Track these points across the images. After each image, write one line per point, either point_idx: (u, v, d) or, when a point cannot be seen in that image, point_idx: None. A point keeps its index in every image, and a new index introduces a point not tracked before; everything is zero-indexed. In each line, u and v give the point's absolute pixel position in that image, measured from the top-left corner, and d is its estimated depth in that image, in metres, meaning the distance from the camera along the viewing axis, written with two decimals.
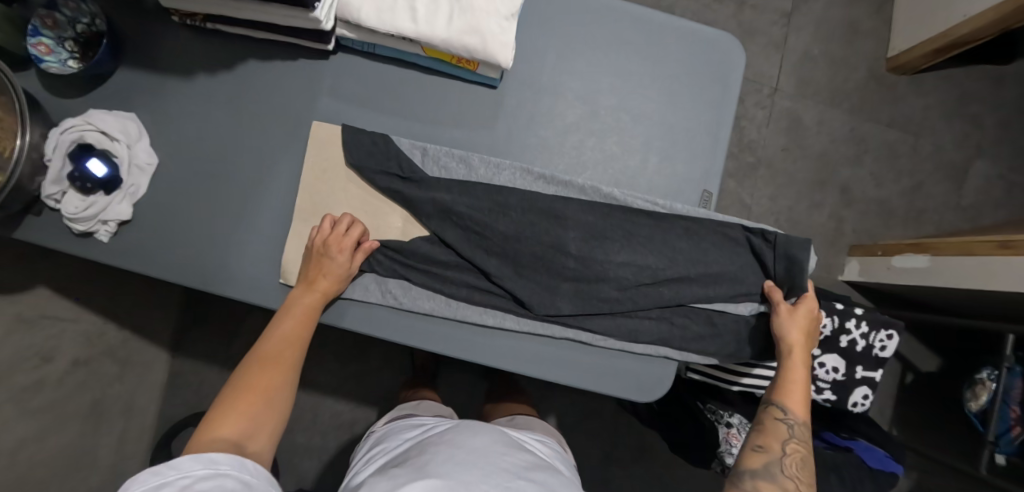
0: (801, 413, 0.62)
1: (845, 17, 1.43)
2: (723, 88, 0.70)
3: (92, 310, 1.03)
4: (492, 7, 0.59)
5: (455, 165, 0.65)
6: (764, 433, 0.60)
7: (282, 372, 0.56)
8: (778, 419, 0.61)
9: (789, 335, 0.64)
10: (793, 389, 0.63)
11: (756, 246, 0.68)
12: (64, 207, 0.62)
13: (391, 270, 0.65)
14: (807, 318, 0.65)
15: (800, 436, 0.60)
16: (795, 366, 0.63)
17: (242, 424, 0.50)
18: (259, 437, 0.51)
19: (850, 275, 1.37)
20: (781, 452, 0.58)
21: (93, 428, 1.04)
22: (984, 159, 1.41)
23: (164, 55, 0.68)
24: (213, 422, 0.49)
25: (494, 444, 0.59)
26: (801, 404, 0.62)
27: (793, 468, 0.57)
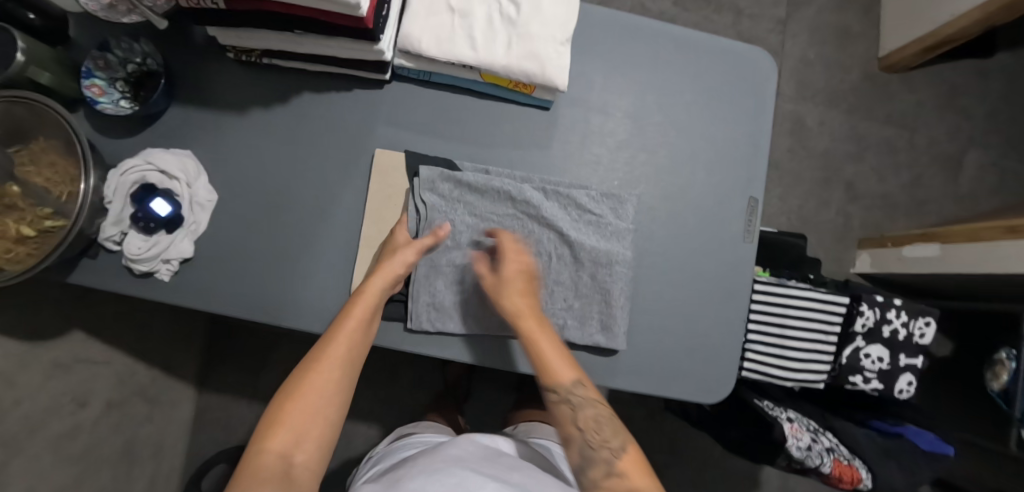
0: (571, 375, 0.59)
1: (836, 22, 1.49)
2: (761, 100, 0.73)
3: (123, 351, 1.01)
4: (549, 33, 0.62)
5: (529, 192, 0.65)
6: (562, 423, 0.58)
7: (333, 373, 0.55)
8: (559, 402, 0.58)
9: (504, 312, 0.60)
10: (552, 361, 0.59)
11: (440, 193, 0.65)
12: (128, 249, 0.61)
13: (461, 291, 0.65)
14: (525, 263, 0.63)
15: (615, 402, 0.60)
16: (534, 328, 0.60)
17: (292, 433, 0.51)
18: (308, 446, 0.51)
19: (862, 267, 1.42)
20: (580, 435, 0.57)
21: (125, 473, 1.01)
22: (975, 149, 1.48)
23: (217, 92, 0.68)
24: (265, 433, 0.50)
25: (475, 453, 0.63)
26: (566, 367, 0.59)
27: (597, 436, 0.57)
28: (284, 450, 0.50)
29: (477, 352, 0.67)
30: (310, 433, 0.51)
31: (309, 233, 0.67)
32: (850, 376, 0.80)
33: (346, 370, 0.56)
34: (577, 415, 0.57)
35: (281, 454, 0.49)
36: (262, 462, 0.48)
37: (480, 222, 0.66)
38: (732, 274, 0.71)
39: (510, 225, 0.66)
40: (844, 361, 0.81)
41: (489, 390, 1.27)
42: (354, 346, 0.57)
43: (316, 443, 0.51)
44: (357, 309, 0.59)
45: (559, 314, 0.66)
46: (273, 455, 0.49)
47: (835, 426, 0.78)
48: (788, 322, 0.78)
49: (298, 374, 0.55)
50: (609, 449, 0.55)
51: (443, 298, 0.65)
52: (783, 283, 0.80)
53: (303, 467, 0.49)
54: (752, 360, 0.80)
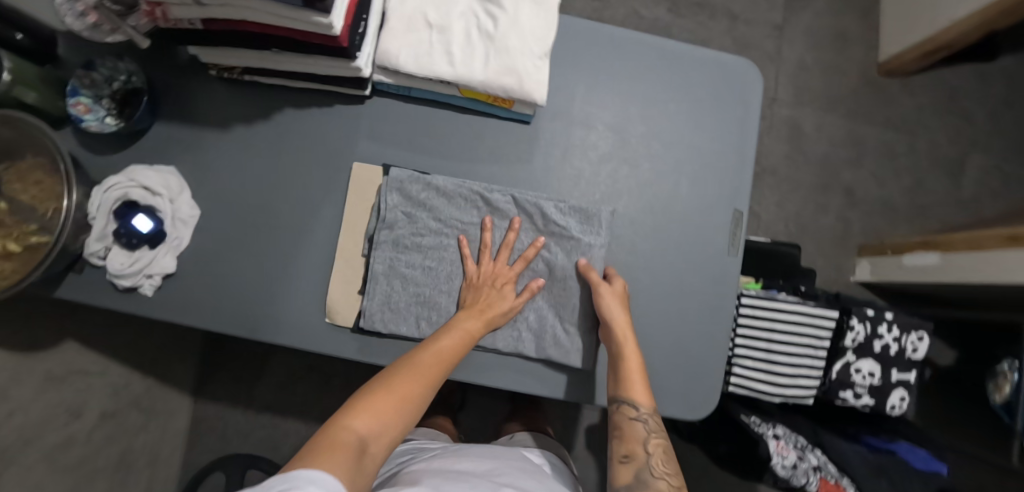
0: (648, 401, 0.62)
1: (833, 26, 1.48)
2: (746, 110, 0.73)
3: (119, 361, 1.02)
4: (527, 47, 0.62)
5: (497, 198, 0.66)
6: (627, 440, 0.61)
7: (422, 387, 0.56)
8: (633, 418, 0.61)
9: (616, 315, 0.62)
10: (635, 380, 0.62)
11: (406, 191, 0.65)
12: (111, 264, 0.62)
13: (420, 300, 0.66)
14: (624, 296, 0.65)
15: (655, 426, 0.61)
16: (629, 346, 0.62)
17: (375, 422, 0.51)
18: (384, 439, 0.50)
19: (862, 275, 1.39)
20: (645, 456, 0.59)
21: (120, 482, 1.02)
22: (977, 153, 1.45)
23: (201, 109, 0.69)
24: (350, 413, 0.50)
25: (483, 464, 0.63)
26: (646, 393, 0.62)
27: (661, 466, 0.59)
28: (363, 435, 0.49)
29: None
30: (387, 430, 0.51)
31: (288, 248, 0.68)
32: (840, 392, 0.79)
33: (431, 387, 0.56)
34: (647, 437, 0.60)
35: (360, 437, 0.48)
36: (343, 437, 0.47)
37: (445, 226, 0.66)
38: (715, 288, 0.71)
39: (472, 232, 0.67)
40: (834, 376, 0.79)
41: (483, 397, 1.27)
42: (444, 369, 0.58)
43: (387, 443, 0.51)
44: (457, 338, 0.60)
45: (521, 324, 0.67)
46: (355, 434, 0.48)
47: (824, 443, 0.78)
48: (776, 336, 0.78)
49: (392, 372, 0.56)
50: (668, 481, 0.57)
51: (398, 299, 0.65)
52: (772, 296, 0.78)
53: (373, 458, 0.49)
54: (740, 375, 0.79)
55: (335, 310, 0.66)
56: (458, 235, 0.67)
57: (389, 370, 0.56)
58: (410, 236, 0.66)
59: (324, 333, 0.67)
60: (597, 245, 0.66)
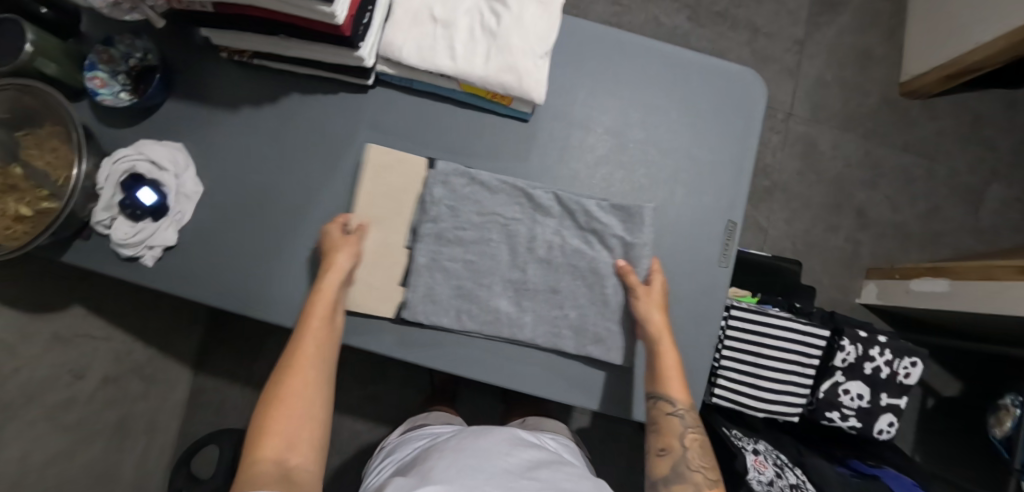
0: (685, 397, 0.63)
1: (856, 44, 1.45)
2: (748, 123, 0.72)
3: (123, 329, 1.05)
4: (527, 46, 0.63)
5: (540, 196, 0.67)
6: (664, 433, 0.63)
7: (309, 379, 0.57)
8: (670, 413, 0.63)
9: (652, 316, 0.64)
10: (672, 377, 0.63)
11: (451, 181, 0.66)
12: (114, 234, 0.65)
13: (457, 290, 0.67)
14: (661, 299, 0.65)
15: (693, 423, 0.63)
16: (667, 347, 0.64)
17: (284, 439, 0.53)
18: (302, 445, 0.53)
19: (867, 297, 1.36)
20: (681, 448, 0.62)
21: (117, 445, 1.05)
22: (998, 182, 1.42)
23: (213, 89, 0.71)
24: (255, 445, 0.52)
25: (498, 446, 0.63)
26: (683, 389, 0.63)
27: (697, 459, 0.61)
28: (279, 457, 0.51)
29: (471, 350, 0.68)
30: (301, 436, 0.54)
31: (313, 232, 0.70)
32: (827, 412, 0.78)
33: (320, 372, 0.58)
34: (685, 433, 0.62)
35: (276, 461, 0.51)
36: (257, 470, 0.50)
37: (489, 218, 0.67)
38: (705, 298, 0.70)
39: (515, 227, 0.67)
40: (821, 395, 0.78)
41: (475, 393, 1.28)
42: (320, 350, 0.59)
43: (309, 446, 0.54)
44: (317, 313, 0.61)
45: (561, 321, 0.67)
46: (269, 463, 0.51)
47: (806, 463, 0.76)
48: (767, 351, 0.77)
49: (276, 382, 0.57)
50: (705, 474, 0.60)
51: (440, 292, 0.66)
52: (764, 310, 0.78)
53: (300, 466, 0.52)
54: (723, 387, 0.79)
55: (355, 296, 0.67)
56: (502, 229, 0.67)
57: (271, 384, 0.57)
58: (454, 230, 0.67)
59: None
60: (639, 244, 0.67)
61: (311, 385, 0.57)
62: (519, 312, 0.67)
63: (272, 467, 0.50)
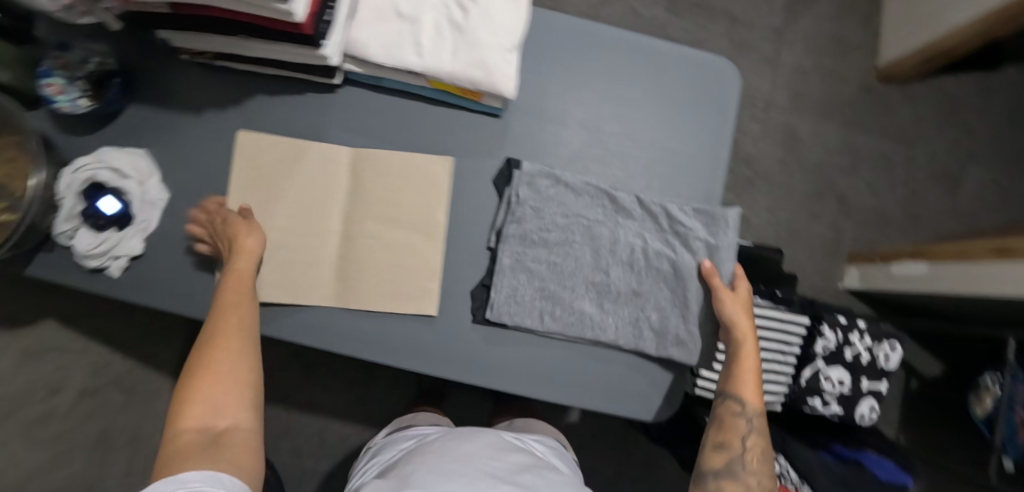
0: (756, 402, 0.64)
1: (834, 32, 1.45)
2: (723, 113, 0.72)
3: (98, 341, 1.02)
4: (496, 40, 0.61)
5: (622, 197, 0.67)
6: (726, 430, 0.64)
7: (233, 346, 0.56)
8: (736, 414, 0.64)
9: (738, 318, 0.65)
10: (747, 379, 0.64)
11: (530, 182, 0.66)
12: (77, 244, 0.62)
13: (540, 293, 0.66)
14: (747, 303, 0.66)
15: (756, 427, 0.64)
16: (749, 349, 0.65)
17: (210, 406, 0.53)
18: (227, 412, 0.53)
19: (851, 283, 1.38)
20: (741, 449, 0.62)
21: (98, 460, 1.03)
22: (976, 165, 1.43)
23: (177, 93, 0.69)
24: (179, 414, 0.52)
25: (481, 450, 0.62)
26: (756, 394, 0.64)
27: (755, 462, 0.62)
28: (205, 424, 0.51)
29: (533, 350, 0.68)
30: (227, 402, 0.54)
31: (320, 223, 0.66)
32: (809, 399, 0.79)
33: (241, 340, 0.57)
34: (747, 434, 0.63)
35: (203, 427, 0.51)
36: (182, 439, 0.50)
37: (571, 221, 0.67)
38: None
39: (599, 229, 0.67)
40: (803, 383, 0.79)
41: (463, 393, 1.27)
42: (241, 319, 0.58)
43: (237, 407, 0.54)
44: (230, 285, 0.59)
45: (643, 322, 0.67)
46: (195, 432, 0.51)
47: (787, 450, 0.77)
48: None
49: (199, 352, 0.56)
50: (760, 479, 0.61)
51: (524, 294, 0.66)
52: None
53: (229, 431, 0.52)
54: (707, 378, 0.79)
55: (345, 294, 0.66)
56: (585, 232, 0.67)
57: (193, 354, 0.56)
58: (538, 232, 0.66)
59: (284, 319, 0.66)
60: (723, 247, 0.67)
61: (233, 353, 0.56)
62: (601, 312, 0.67)
63: (197, 434, 0.50)
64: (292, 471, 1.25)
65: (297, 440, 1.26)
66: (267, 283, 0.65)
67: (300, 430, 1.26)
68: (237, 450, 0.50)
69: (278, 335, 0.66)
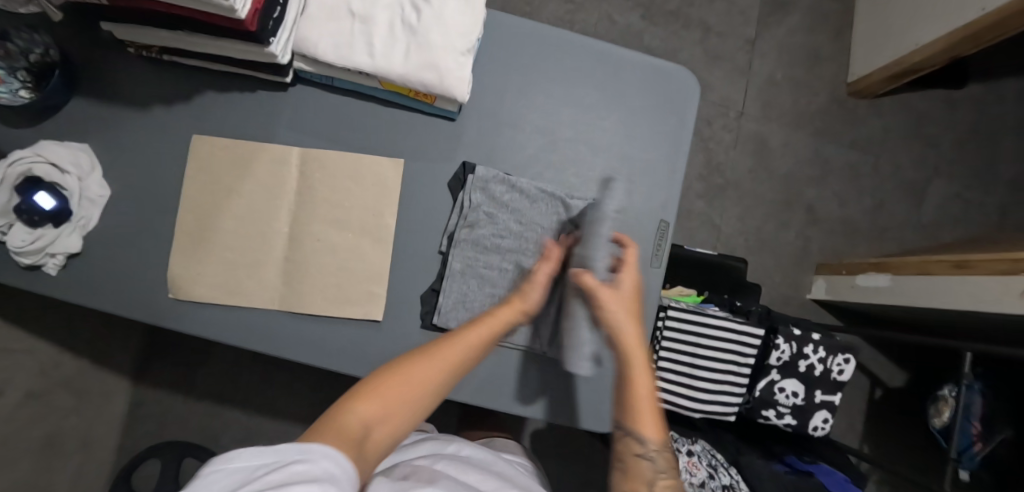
0: (656, 438, 0.57)
1: (806, 45, 1.47)
2: (681, 122, 0.72)
3: (48, 340, 0.99)
4: (449, 43, 0.61)
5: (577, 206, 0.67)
6: (632, 476, 0.57)
7: (441, 372, 0.53)
8: (638, 455, 0.57)
9: (622, 327, 0.58)
10: (648, 414, 0.58)
11: (483, 184, 0.66)
12: (10, 241, 0.60)
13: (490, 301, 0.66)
14: (627, 300, 0.59)
15: (664, 467, 0.57)
16: (642, 374, 0.58)
17: (380, 410, 0.47)
18: (391, 426, 0.47)
19: (817, 293, 1.39)
20: None
21: (47, 464, 0.99)
22: (941, 178, 1.46)
23: (122, 86, 0.67)
24: (354, 400, 0.47)
25: (493, 478, 0.58)
26: (656, 429, 0.57)
27: None
28: (366, 421, 0.45)
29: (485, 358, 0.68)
30: (391, 420, 0.48)
31: (268, 224, 0.65)
32: (762, 411, 0.82)
33: (458, 371, 0.55)
34: (653, 478, 0.56)
35: (364, 424, 0.45)
36: (348, 421, 0.44)
37: (525, 229, 0.66)
38: None
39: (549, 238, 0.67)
40: (757, 394, 0.82)
41: None
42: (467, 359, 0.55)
43: (397, 428, 0.48)
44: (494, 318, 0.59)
45: None
46: (360, 422, 0.45)
47: (740, 462, 0.77)
48: (697, 350, 0.78)
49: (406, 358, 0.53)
50: None
51: (474, 300, 0.66)
52: (700, 312, 0.79)
53: (376, 443, 0.45)
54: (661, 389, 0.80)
55: (290, 298, 0.65)
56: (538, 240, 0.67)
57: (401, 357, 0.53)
58: (491, 238, 0.66)
59: (228, 320, 0.65)
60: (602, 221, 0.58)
61: (434, 376, 0.52)
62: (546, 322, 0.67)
63: (360, 428, 0.44)
64: None
65: (261, 443, 1.27)
66: (204, 282, 0.64)
67: (265, 432, 1.27)
68: (370, 461, 0.44)
69: (223, 337, 0.65)
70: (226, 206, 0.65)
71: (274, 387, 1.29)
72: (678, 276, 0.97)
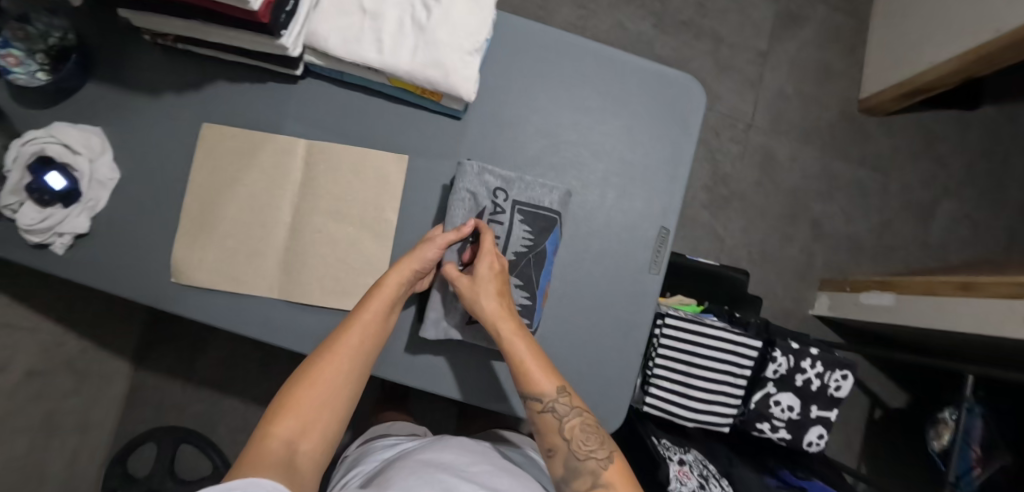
0: (550, 386, 0.58)
1: (817, 60, 1.47)
2: (683, 129, 0.72)
3: (52, 320, 1.00)
4: (457, 42, 0.61)
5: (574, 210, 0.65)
6: (547, 432, 0.59)
7: (345, 364, 0.57)
8: (542, 411, 0.58)
9: (481, 303, 0.59)
10: (531, 370, 0.58)
11: (477, 179, 0.64)
12: (19, 219, 0.61)
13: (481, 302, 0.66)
14: (491, 275, 0.61)
15: (564, 409, 0.58)
16: (513, 334, 0.59)
17: (297, 423, 0.54)
18: (312, 433, 0.54)
19: (820, 309, 1.38)
20: (565, 445, 0.58)
21: (45, 443, 1.00)
22: (950, 199, 1.45)
23: (135, 72, 0.68)
24: (271, 420, 0.53)
25: (462, 455, 0.60)
26: (544, 379, 0.58)
27: (583, 446, 0.57)
28: (289, 438, 0.52)
29: (478, 356, 0.68)
30: (314, 423, 0.55)
31: (271, 213, 0.66)
32: (757, 423, 0.81)
33: (361, 358, 0.58)
34: (563, 425, 0.58)
35: (286, 442, 0.52)
36: (267, 446, 0.51)
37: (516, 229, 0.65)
38: (632, 305, 0.70)
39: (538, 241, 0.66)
40: (752, 406, 0.82)
41: None
42: (368, 345, 0.59)
43: (321, 431, 0.55)
44: (376, 297, 0.59)
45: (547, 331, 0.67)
46: (281, 442, 0.52)
47: (733, 474, 0.77)
48: (694, 358, 0.78)
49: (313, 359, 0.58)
50: (594, 458, 0.56)
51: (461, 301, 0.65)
52: (699, 320, 0.79)
53: (305, 455, 0.53)
54: (656, 396, 0.80)
55: (289, 288, 0.66)
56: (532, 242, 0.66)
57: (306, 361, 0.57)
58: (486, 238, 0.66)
59: (227, 306, 0.66)
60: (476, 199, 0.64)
61: (340, 369, 0.57)
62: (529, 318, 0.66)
63: (282, 447, 0.51)
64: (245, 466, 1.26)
65: (256, 432, 1.28)
66: (205, 269, 0.65)
67: (260, 422, 1.28)
68: (306, 474, 0.51)
69: (222, 323, 0.66)
70: (231, 194, 0.66)
71: (272, 377, 1.30)
72: (678, 286, 0.98)
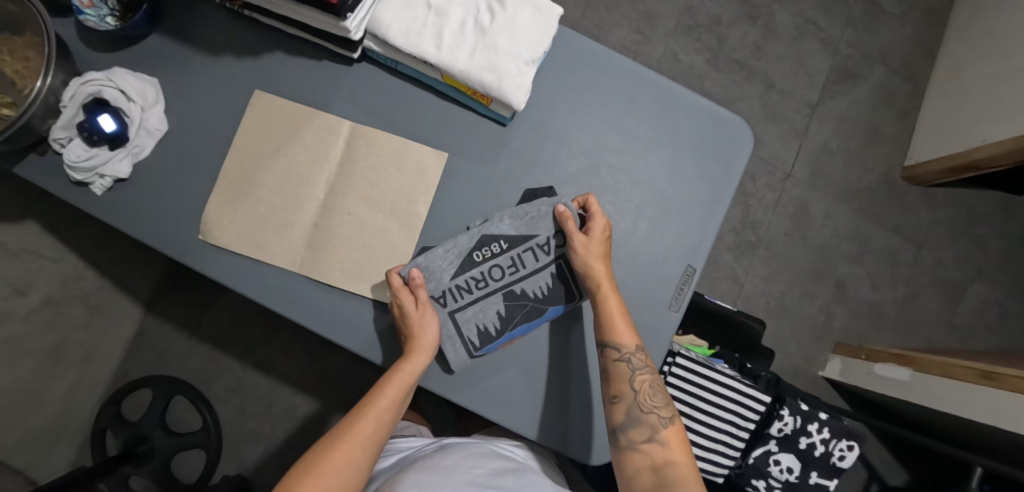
0: (633, 341, 0.62)
1: (867, 120, 1.44)
2: (727, 170, 0.71)
3: (73, 253, 1.02)
4: (516, 50, 0.62)
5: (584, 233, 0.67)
6: (617, 380, 0.63)
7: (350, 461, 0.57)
8: (618, 360, 0.63)
9: (588, 258, 0.63)
10: (618, 322, 0.62)
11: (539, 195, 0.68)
12: (67, 154, 0.62)
13: (473, 306, 0.66)
14: (602, 238, 0.65)
15: (639, 364, 0.63)
16: (609, 290, 0.63)
17: None
18: None
19: (830, 372, 1.34)
20: (632, 395, 0.62)
21: (49, 370, 1.02)
22: (983, 282, 1.41)
23: (199, 33, 0.70)
24: None
25: (463, 459, 0.59)
26: (630, 335, 0.62)
27: (648, 400, 0.63)
28: None
29: (481, 365, 0.67)
30: None
31: (306, 188, 0.67)
32: (754, 479, 0.82)
33: (369, 445, 0.59)
34: (634, 377, 0.63)
35: None
36: None
37: (535, 243, 0.67)
38: (647, 338, 0.69)
39: (540, 257, 0.67)
40: (750, 461, 0.82)
41: None
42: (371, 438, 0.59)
43: None
44: (390, 386, 0.60)
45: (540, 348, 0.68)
46: None
47: None
48: (698, 405, 0.78)
49: (315, 452, 0.57)
50: (656, 413, 0.62)
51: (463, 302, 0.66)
52: (709, 365, 0.78)
53: None
54: None
55: (311, 263, 0.66)
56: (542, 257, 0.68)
57: (309, 453, 0.57)
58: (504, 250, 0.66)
59: (248, 272, 0.67)
60: (512, 214, 0.66)
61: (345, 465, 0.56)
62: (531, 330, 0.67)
63: None
64: (233, 427, 1.28)
65: (248, 396, 1.29)
66: (231, 232, 0.66)
67: (256, 388, 1.29)
68: None
69: (233, 285, 0.66)
70: (269, 164, 0.67)
71: (274, 345, 1.31)
72: (690, 325, 0.96)
